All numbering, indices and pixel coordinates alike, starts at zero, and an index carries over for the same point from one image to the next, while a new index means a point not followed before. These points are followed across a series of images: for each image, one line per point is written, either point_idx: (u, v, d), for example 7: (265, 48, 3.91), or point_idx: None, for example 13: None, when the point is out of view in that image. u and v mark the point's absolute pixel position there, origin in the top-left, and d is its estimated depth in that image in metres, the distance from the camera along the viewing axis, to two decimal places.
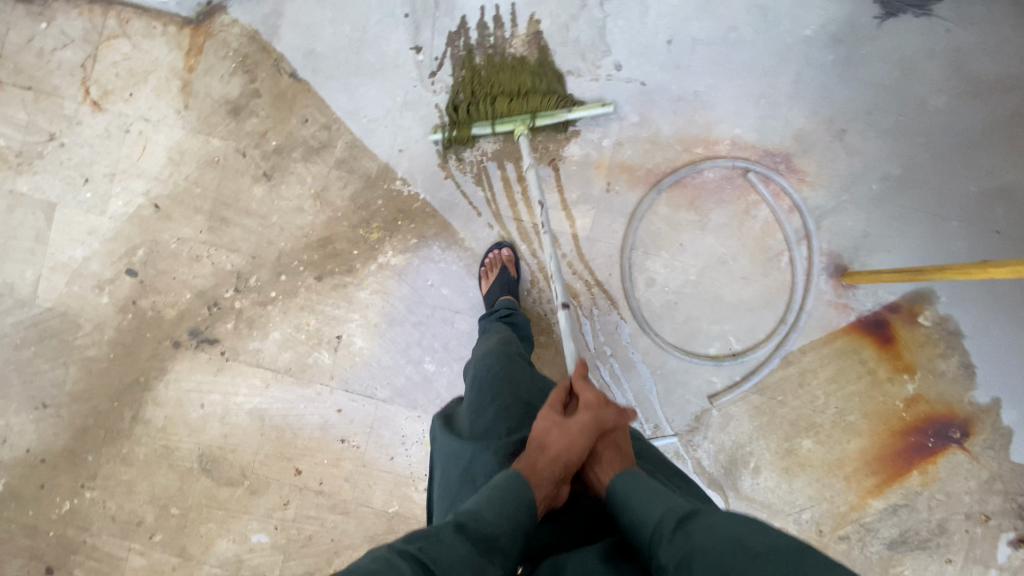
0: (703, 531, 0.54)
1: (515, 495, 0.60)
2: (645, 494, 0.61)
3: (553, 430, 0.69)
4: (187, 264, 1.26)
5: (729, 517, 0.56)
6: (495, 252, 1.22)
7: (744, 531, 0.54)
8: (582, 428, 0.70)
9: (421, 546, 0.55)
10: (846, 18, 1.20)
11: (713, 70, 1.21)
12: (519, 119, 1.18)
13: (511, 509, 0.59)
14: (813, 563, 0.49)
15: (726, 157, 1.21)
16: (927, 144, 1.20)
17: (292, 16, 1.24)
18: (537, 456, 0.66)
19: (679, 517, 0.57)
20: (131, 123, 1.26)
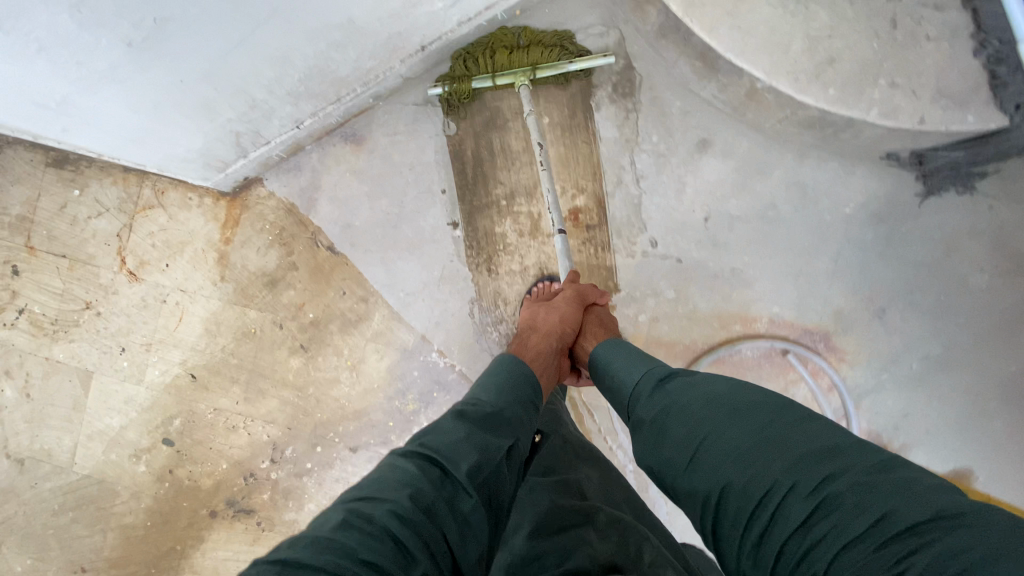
0: (680, 392, 0.66)
1: (506, 390, 0.76)
2: (630, 369, 0.78)
3: (546, 312, 1.01)
4: (224, 434, 1.26)
5: (711, 378, 0.66)
6: (543, 283, 1.20)
7: (724, 388, 0.63)
8: (569, 300, 1.02)
9: (423, 441, 0.63)
10: (887, 195, 1.19)
11: (750, 247, 1.21)
12: (519, 72, 1.16)
13: (501, 400, 0.73)
14: (789, 421, 0.55)
15: (765, 336, 1.19)
16: (967, 323, 1.19)
17: (329, 190, 1.23)
18: (532, 335, 0.97)
19: (658, 382, 0.70)
20: (168, 294, 1.26)
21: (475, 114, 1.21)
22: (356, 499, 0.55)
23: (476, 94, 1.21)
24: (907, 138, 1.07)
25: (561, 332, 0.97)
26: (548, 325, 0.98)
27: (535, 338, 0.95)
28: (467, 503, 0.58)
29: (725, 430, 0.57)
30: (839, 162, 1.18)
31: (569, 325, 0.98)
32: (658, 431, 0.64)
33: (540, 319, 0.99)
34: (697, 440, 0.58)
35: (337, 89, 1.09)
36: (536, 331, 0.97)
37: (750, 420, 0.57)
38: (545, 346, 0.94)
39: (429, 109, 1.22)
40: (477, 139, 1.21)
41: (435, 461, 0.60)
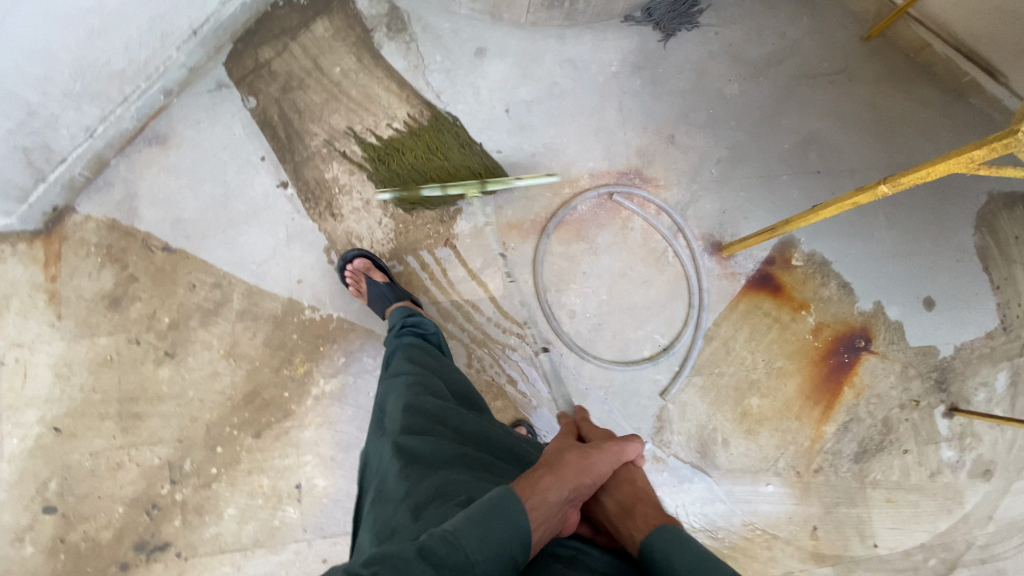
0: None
1: (488, 519, 0.59)
2: (692, 568, 0.59)
3: (570, 455, 0.71)
4: (109, 476, 1.16)
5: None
6: (351, 266, 1.22)
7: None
8: (603, 458, 0.72)
9: (377, 569, 0.53)
10: (638, 47, 1.42)
11: (552, 122, 1.37)
12: (469, 183, 1.29)
13: (483, 542, 0.57)
14: None
15: (590, 188, 1.35)
16: (739, 124, 1.43)
17: (148, 194, 1.23)
18: (545, 476, 0.67)
19: None
20: (2, 354, 1.17)
21: (270, 83, 1.29)
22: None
23: (264, 67, 1.29)
24: None
25: (582, 487, 0.68)
26: (568, 469, 0.68)
27: (548, 475, 0.67)
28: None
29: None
30: (591, 34, 1.40)
31: (593, 483, 0.69)
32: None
33: (558, 460, 0.69)
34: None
35: (119, 86, 1.13)
36: (552, 471, 0.67)
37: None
38: (560, 499, 0.64)
39: (224, 92, 1.27)
40: (279, 104, 1.28)
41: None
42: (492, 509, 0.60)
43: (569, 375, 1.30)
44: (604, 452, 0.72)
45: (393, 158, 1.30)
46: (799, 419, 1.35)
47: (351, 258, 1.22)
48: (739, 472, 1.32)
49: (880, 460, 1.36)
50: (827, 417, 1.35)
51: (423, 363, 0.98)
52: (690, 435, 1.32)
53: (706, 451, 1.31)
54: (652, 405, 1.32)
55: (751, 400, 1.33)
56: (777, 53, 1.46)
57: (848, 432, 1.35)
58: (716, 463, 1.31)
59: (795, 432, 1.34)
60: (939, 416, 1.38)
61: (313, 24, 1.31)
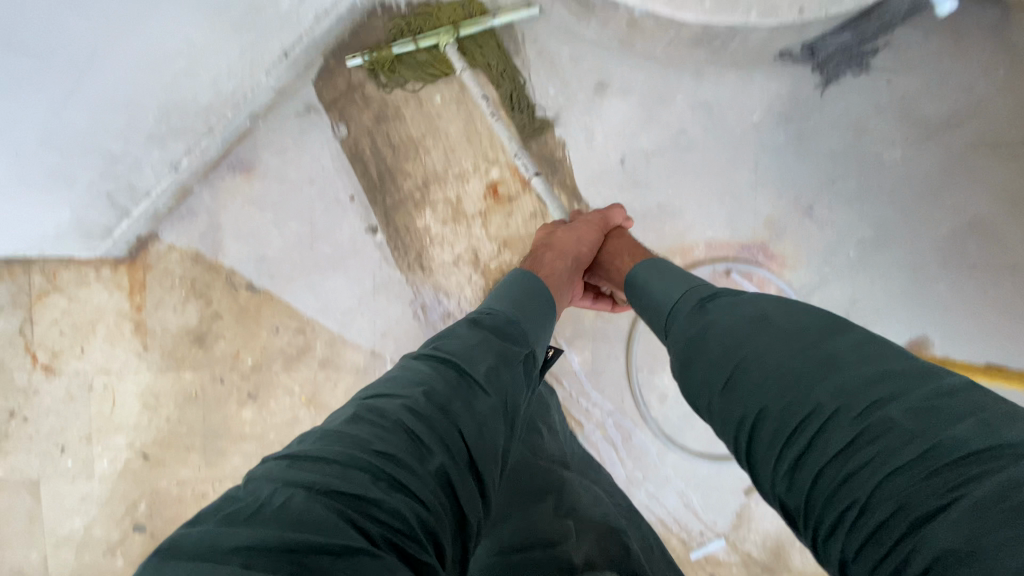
0: (724, 309, 0.63)
1: (521, 297, 0.78)
2: (669, 289, 0.75)
3: (563, 233, 1.03)
4: (195, 505, 1.20)
5: (761, 299, 0.62)
6: None
7: (772, 306, 0.60)
8: (589, 225, 1.03)
9: (437, 347, 0.65)
10: (789, 93, 1.18)
11: (672, 179, 1.19)
12: (440, 31, 1.10)
13: (510, 310, 0.75)
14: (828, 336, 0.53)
15: (705, 262, 1.20)
16: (892, 198, 1.21)
17: (232, 227, 1.16)
18: (549, 253, 1.00)
19: (703, 298, 0.67)
20: (93, 379, 1.17)
21: (363, 111, 1.15)
22: (369, 396, 0.57)
23: (357, 90, 1.14)
24: (791, 32, 1.07)
25: (579, 255, 1.00)
26: (561, 242, 1.01)
27: (549, 251, 0.99)
28: (485, 403, 0.60)
29: (770, 350, 0.55)
30: (737, 72, 1.17)
31: (586, 251, 1.02)
32: (702, 338, 0.62)
33: (557, 239, 1.01)
34: (734, 358, 0.57)
35: (204, 120, 1.01)
36: (553, 252, 1.00)
37: (796, 339, 0.54)
38: (562, 265, 0.97)
39: (313, 116, 1.14)
40: (372, 137, 1.15)
41: (450, 363, 0.62)
42: (522, 295, 0.79)
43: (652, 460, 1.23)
44: (587, 221, 1.05)
45: (424, 22, 1.12)
46: None
47: None
48: None
49: None
50: None
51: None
52: None
53: None
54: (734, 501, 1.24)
55: None
56: (959, 111, 1.20)
57: None
58: None
59: None
60: None
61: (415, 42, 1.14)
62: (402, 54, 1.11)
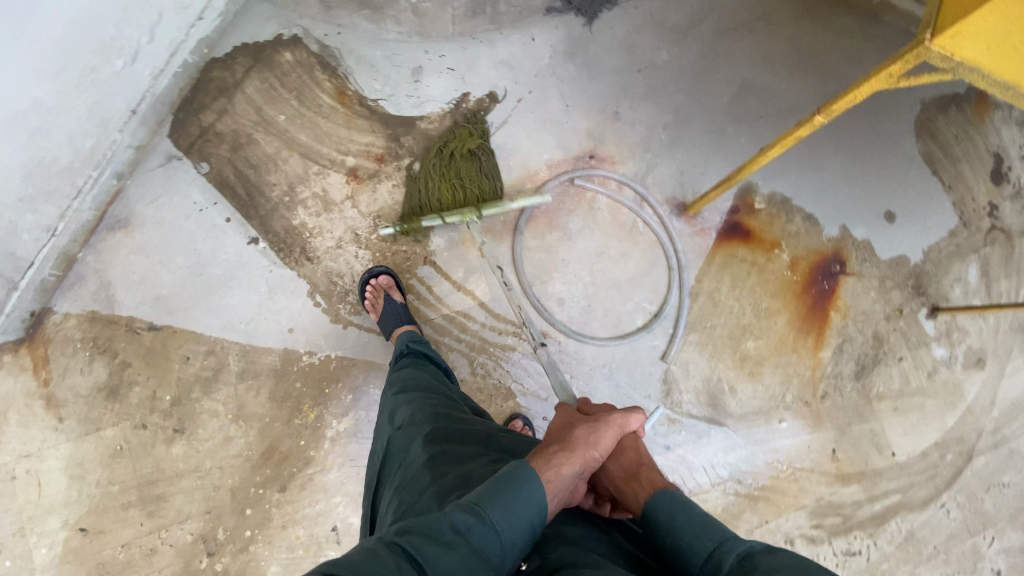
0: (763, 565, 0.62)
1: (514, 493, 0.67)
2: (694, 529, 0.71)
3: (583, 432, 0.84)
4: (145, 563, 1.15)
5: (787, 555, 0.63)
6: (373, 281, 1.26)
7: (809, 562, 0.61)
8: (609, 434, 0.87)
9: (407, 539, 0.60)
10: (565, 35, 1.46)
11: (500, 124, 1.42)
12: (465, 211, 1.30)
13: (512, 519, 0.66)
14: None
15: (551, 179, 1.39)
16: (678, 88, 1.48)
17: (122, 279, 1.24)
18: (563, 453, 0.79)
19: (740, 557, 0.65)
20: (10, 469, 1.15)
21: (219, 145, 1.30)
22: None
23: (210, 130, 1.30)
24: None
25: (592, 461, 0.82)
26: (580, 445, 0.82)
27: (563, 454, 0.78)
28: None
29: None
30: (518, 32, 1.45)
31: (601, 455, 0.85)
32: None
33: (576, 439, 0.83)
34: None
35: (71, 180, 1.13)
36: (569, 452, 0.80)
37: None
38: (574, 474, 0.77)
39: (175, 163, 1.28)
40: (232, 164, 1.30)
41: (414, 565, 0.58)
42: (522, 494, 0.68)
43: (572, 361, 1.33)
44: (609, 425, 0.88)
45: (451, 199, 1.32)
46: (797, 351, 1.40)
47: (377, 273, 1.26)
48: (751, 415, 1.35)
49: (881, 374, 1.42)
50: (822, 344, 1.41)
51: (418, 378, 1.01)
52: (699, 391, 1.35)
53: (716, 403, 1.35)
54: (656, 371, 1.35)
55: (747, 344, 1.38)
56: (696, 13, 1.52)
57: (845, 353, 1.41)
58: (727, 411, 1.35)
59: (796, 365, 1.39)
60: (925, 319, 1.45)
61: (248, 79, 1.33)
62: (431, 226, 1.33)
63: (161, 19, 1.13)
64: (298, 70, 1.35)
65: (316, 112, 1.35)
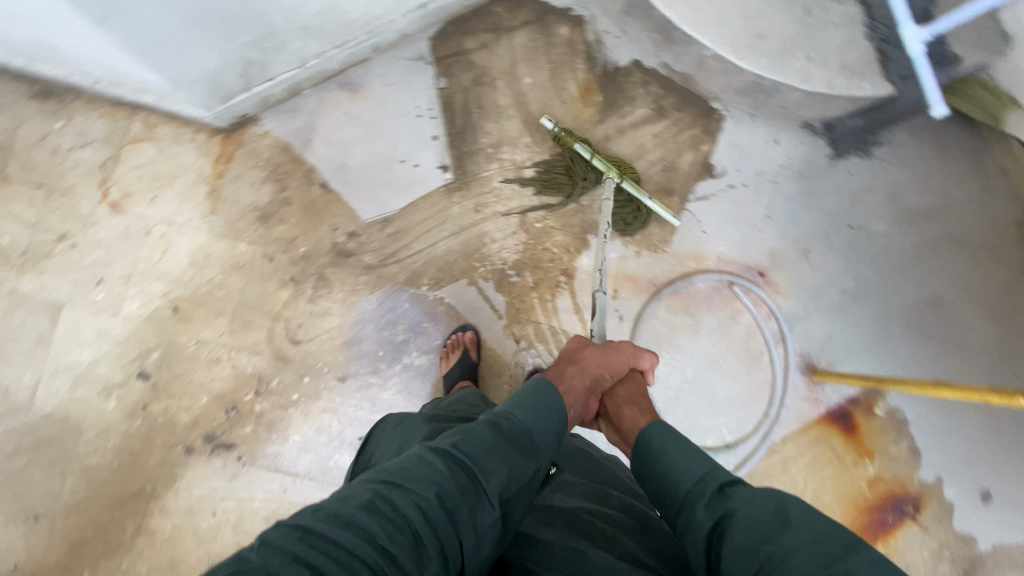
0: (746, 500, 0.64)
1: (546, 408, 0.76)
2: (684, 455, 0.73)
3: (592, 351, 0.98)
4: (206, 367, 1.26)
5: (779, 493, 0.63)
6: (457, 334, 1.32)
7: (794, 508, 0.61)
8: (621, 356, 0.99)
9: (453, 444, 0.67)
10: (806, 155, 1.43)
11: (701, 196, 1.40)
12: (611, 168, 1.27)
13: (536, 417, 0.74)
14: (848, 555, 0.55)
15: (714, 271, 1.39)
16: (872, 263, 1.44)
17: (324, 132, 1.32)
18: (570, 364, 0.94)
19: (720, 483, 0.67)
20: (153, 226, 1.28)
21: (464, 71, 1.37)
22: (385, 483, 0.61)
23: (464, 55, 1.37)
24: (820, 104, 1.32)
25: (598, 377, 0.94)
26: (587, 362, 0.95)
27: (571, 367, 0.93)
28: (486, 519, 0.64)
29: (797, 564, 0.56)
30: (767, 127, 1.42)
31: (609, 374, 0.96)
32: (722, 541, 0.62)
33: (583, 355, 0.96)
34: (762, 562, 0.57)
35: (343, 32, 1.23)
36: (575, 364, 0.94)
37: (817, 556, 0.56)
38: (582, 383, 0.91)
39: (421, 64, 1.36)
40: (465, 94, 1.36)
41: (465, 469, 0.64)
42: (547, 402, 0.77)
43: None
44: (620, 353, 0.99)
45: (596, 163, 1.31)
46: None
47: (460, 329, 1.32)
48: None
49: None
50: None
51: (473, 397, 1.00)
52: None
53: None
54: None
55: None
56: (936, 207, 1.45)
57: None
58: None
59: None
60: None
61: (521, 31, 1.38)
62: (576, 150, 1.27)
63: None
64: (565, 48, 1.39)
65: (557, 90, 1.38)
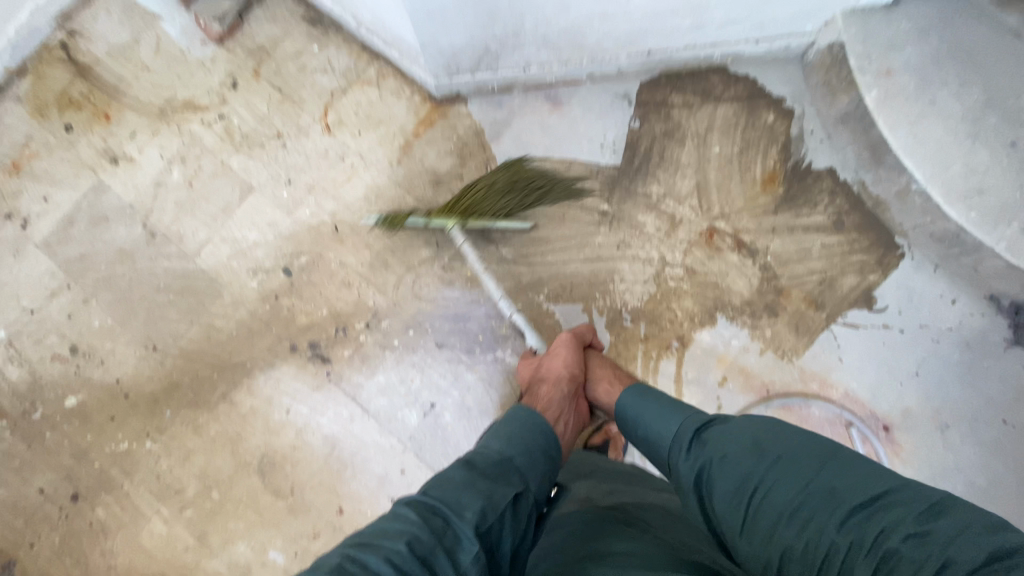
0: (719, 439, 0.79)
1: (522, 436, 0.88)
2: (658, 418, 0.91)
3: (549, 361, 1.18)
4: (336, 285, 1.39)
5: (741, 420, 0.79)
6: None
7: (763, 432, 0.76)
8: (567, 348, 1.18)
9: (422, 496, 0.72)
10: (981, 328, 1.31)
11: (850, 324, 1.32)
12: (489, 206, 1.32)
13: (509, 446, 0.86)
14: (824, 464, 0.69)
15: (836, 403, 1.30)
16: (1016, 471, 1.26)
17: (516, 130, 1.44)
18: (543, 384, 1.14)
19: (693, 429, 0.83)
20: (347, 154, 1.45)
21: (659, 122, 1.42)
22: (354, 547, 0.64)
23: (666, 108, 1.42)
24: (1021, 281, 1.20)
25: (568, 378, 1.14)
26: (551, 372, 1.16)
27: (545, 387, 1.13)
28: (466, 557, 0.67)
29: (776, 484, 0.70)
30: (947, 284, 1.32)
31: (572, 368, 1.16)
32: (710, 487, 0.76)
33: (545, 368, 1.17)
34: (749, 494, 0.71)
35: (571, 52, 1.34)
36: (546, 382, 1.14)
37: (794, 472, 0.70)
38: (558, 396, 1.11)
39: (623, 102, 1.43)
40: (652, 141, 1.42)
41: (436, 512, 0.70)
42: (515, 432, 0.89)
43: None
44: (564, 342, 1.20)
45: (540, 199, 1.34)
46: None
47: None
48: None
49: None
50: None
51: None
52: None
53: None
54: None
55: None
56: None
57: None
58: None
59: None
60: None
61: (727, 104, 1.41)
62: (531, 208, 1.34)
63: (738, 23, 1.28)
64: (764, 133, 1.40)
65: (740, 169, 1.39)
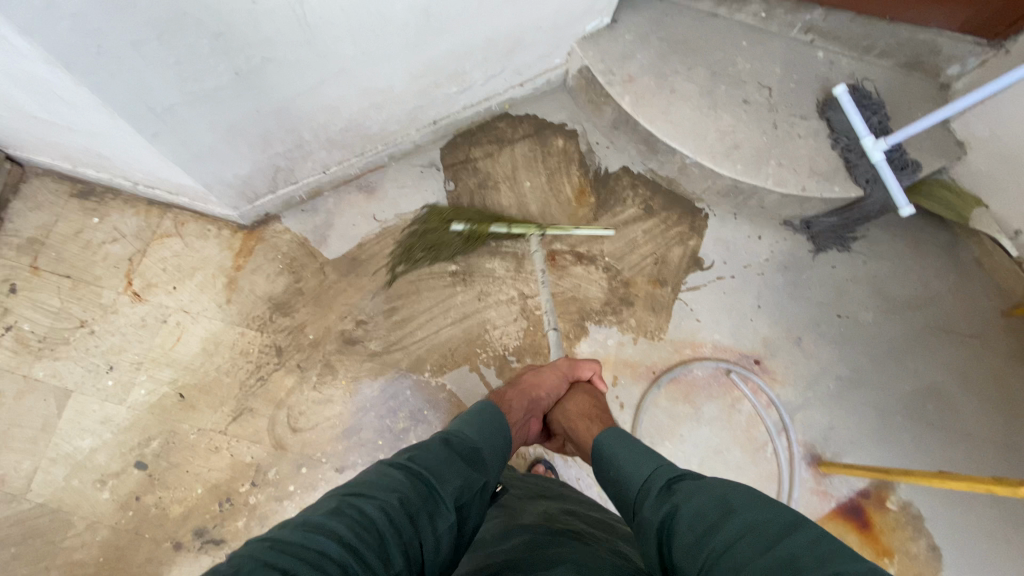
0: (691, 491, 0.71)
1: (494, 427, 0.84)
2: (637, 459, 0.83)
3: (528, 376, 1.12)
4: (204, 456, 1.25)
5: (719, 481, 0.70)
6: None
7: (739, 493, 0.67)
8: (557, 377, 1.12)
9: (412, 456, 0.71)
10: (789, 249, 1.53)
11: (693, 287, 1.47)
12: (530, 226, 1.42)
13: (485, 434, 0.82)
14: (794, 538, 0.59)
15: (711, 358, 1.43)
16: (865, 351, 1.47)
17: (339, 228, 1.43)
18: (512, 390, 1.08)
19: (669, 479, 0.76)
20: (169, 314, 1.34)
21: (469, 175, 1.50)
22: (348, 493, 0.63)
23: (471, 162, 1.52)
24: (797, 204, 1.43)
25: (538, 397, 1.07)
26: (524, 385, 1.09)
27: (509, 392, 1.07)
28: (443, 525, 0.66)
29: (738, 546, 0.60)
30: (750, 224, 1.53)
31: (548, 392, 1.09)
32: (672, 532, 0.68)
33: (522, 381, 1.11)
34: (708, 550, 0.62)
35: (364, 143, 1.38)
36: (517, 391, 1.07)
37: (759, 539, 0.60)
38: (520, 406, 1.03)
39: (431, 170, 1.50)
40: (469, 195, 1.49)
41: (423, 476, 0.69)
42: (492, 420, 0.85)
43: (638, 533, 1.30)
44: (553, 370, 1.14)
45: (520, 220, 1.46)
46: None
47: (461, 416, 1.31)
48: None
49: None
50: None
51: None
52: None
53: None
54: None
55: None
56: (917, 298, 1.51)
57: None
58: None
59: None
60: None
61: (521, 142, 1.54)
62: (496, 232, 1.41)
63: (498, 75, 1.42)
64: (560, 156, 1.54)
65: (554, 191, 1.51)
